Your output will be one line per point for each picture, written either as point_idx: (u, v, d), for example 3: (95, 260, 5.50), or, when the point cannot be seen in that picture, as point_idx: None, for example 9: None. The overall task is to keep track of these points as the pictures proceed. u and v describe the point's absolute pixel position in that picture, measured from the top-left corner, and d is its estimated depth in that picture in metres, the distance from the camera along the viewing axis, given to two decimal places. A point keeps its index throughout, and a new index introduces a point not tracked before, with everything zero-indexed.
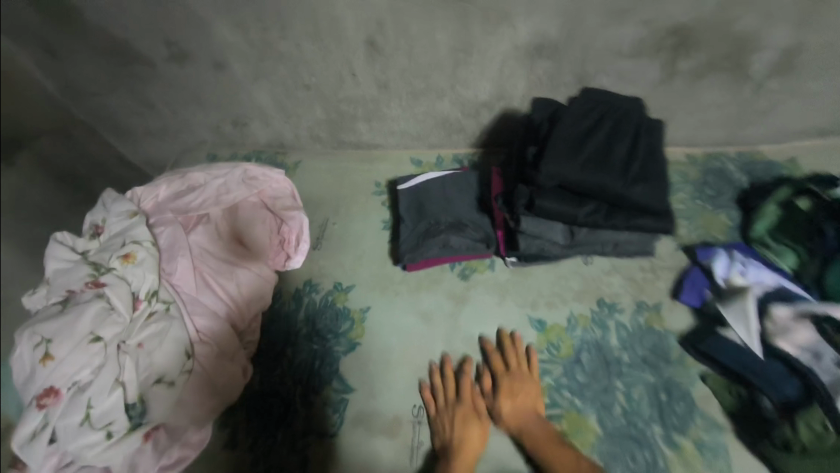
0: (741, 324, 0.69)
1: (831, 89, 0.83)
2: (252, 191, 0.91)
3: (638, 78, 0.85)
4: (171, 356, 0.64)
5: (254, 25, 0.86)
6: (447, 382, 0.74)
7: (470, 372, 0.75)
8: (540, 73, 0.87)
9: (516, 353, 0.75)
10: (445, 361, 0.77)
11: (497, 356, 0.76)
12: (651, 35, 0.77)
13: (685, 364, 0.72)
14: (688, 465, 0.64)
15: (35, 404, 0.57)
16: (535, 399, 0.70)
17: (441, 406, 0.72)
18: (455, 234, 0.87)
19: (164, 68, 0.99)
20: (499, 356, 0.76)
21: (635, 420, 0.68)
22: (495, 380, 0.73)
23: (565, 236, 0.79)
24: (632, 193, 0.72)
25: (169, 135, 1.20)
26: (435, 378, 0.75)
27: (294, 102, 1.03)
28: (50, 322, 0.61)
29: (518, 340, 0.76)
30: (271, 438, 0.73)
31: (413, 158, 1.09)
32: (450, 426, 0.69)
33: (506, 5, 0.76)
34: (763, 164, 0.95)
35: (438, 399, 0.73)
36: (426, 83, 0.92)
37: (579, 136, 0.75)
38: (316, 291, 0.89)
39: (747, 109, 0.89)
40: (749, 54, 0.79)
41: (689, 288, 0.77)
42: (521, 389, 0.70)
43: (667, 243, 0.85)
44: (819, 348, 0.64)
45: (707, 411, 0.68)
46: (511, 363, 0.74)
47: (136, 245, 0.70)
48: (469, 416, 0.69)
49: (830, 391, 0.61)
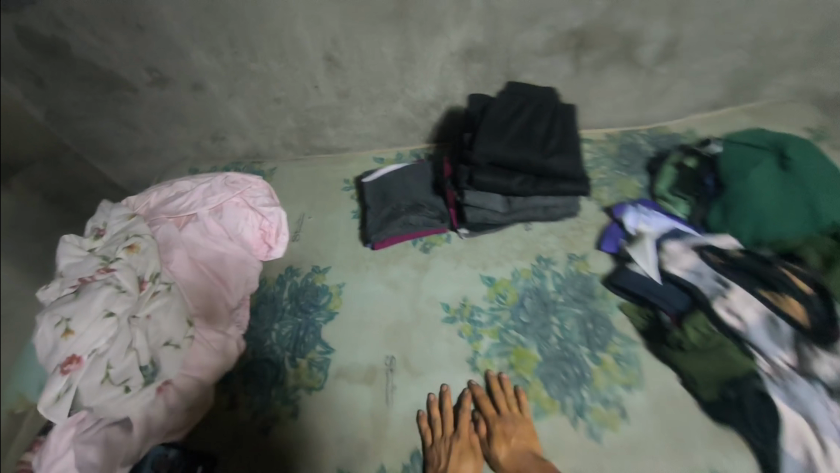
0: (643, 259, 0.85)
1: (707, 71, 1.02)
2: (235, 192, 1.03)
3: (554, 74, 1.02)
4: (175, 325, 0.77)
5: (227, 50, 1.00)
6: (444, 416, 0.77)
7: (468, 407, 0.78)
8: (474, 74, 1.03)
9: (505, 396, 0.78)
10: (443, 393, 0.80)
11: (488, 401, 0.78)
12: (556, 37, 0.95)
13: (606, 297, 0.88)
14: (609, 373, 0.80)
15: (59, 370, 0.68)
16: (529, 439, 0.73)
17: (437, 437, 0.75)
18: (413, 214, 1.01)
19: (147, 92, 1.12)
20: (490, 400, 0.78)
21: (567, 344, 0.84)
22: (488, 424, 0.76)
23: (503, 205, 0.95)
24: (551, 163, 0.88)
25: (152, 153, 1.31)
26: (432, 410, 0.79)
27: (267, 114, 1.16)
28: (67, 304, 0.72)
29: (507, 383, 0.79)
30: (267, 395, 0.85)
31: (376, 157, 1.23)
32: (443, 458, 0.72)
33: (437, 20, 0.92)
34: (667, 136, 1.11)
35: (434, 431, 0.76)
36: (380, 89, 1.07)
37: (505, 122, 0.92)
38: (297, 274, 1.01)
39: (647, 92, 1.07)
40: (637, 47, 0.97)
41: (607, 238, 0.94)
42: (515, 432, 0.73)
43: (590, 206, 1.02)
44: (702, 268, 0.80)
45: (622, 331, 0.84)
46: (503, 406, 0.77)
47: (137, 238, 0.83)
48: (464, 451, 0.73)
49: (709, 300, 0.77)
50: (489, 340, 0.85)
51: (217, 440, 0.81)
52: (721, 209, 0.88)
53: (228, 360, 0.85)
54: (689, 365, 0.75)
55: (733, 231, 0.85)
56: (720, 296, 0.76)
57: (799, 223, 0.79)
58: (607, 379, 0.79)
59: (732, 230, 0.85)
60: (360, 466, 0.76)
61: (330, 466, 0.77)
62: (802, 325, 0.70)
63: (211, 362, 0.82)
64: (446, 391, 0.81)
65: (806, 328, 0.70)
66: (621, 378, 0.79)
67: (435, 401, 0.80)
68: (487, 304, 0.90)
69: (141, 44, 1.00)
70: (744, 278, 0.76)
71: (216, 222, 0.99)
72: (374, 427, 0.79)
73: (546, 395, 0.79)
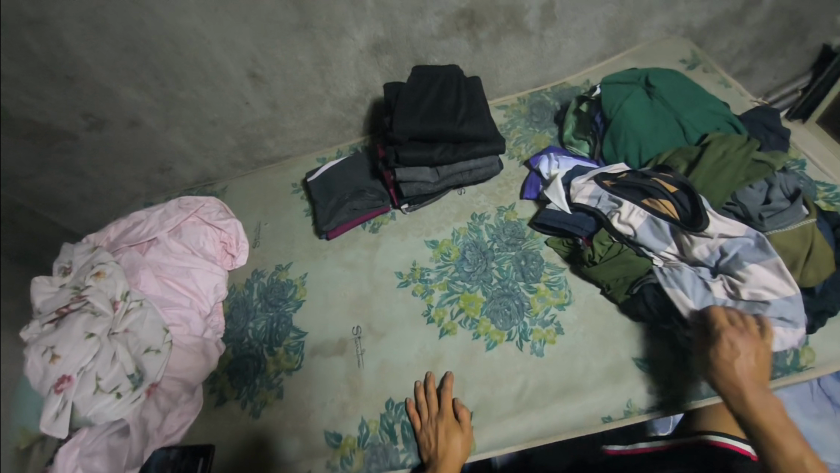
0: (555, 196, 0.96)
1: (589, 26, 1.15)
2: (189, 212, 1.11)
3: (457, 53, 1.13)
4: (152, 333, 0.88)
5: (154, 83, 1.08)
6: (430, 398, 0.84)
7: (450, 387, 0.85)
8: (387, 65, 1.13)
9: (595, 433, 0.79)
10: (428, 379, 0.87)
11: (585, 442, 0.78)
12: (447, 20, 1.05)
13: (534, 236, 1.00)
14: (544, 297, 0.92)
15: (54, 390, 0.79)
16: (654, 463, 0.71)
17: (425, 420, 0.83)
18: (357, 199, 1.10)
19: (87, 136, 1.15)
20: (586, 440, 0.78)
21: (507, 282, 0.95)
22: None
23: (433, 175, 1.04)
24: (462, 129, 1.00)
25: (104, 196, 1.34)
26: (419, 395, 0.85)
27: (206, 137, 1.24)
28: (51, 335, 0.83)
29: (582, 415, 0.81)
30: (253, 384, 0.94)
31: (318, 158, 1.31)
32: (433, 438, 0.80)
33: (339, 23, 1.02)
34: (569, 90, 1.24)
35: (422, 413, 0.83)
36: (305, 94, 1.16)
37: (416, 102, 1.04)
38: (263, 275, 1.09)
39: (544, 55, 1.19)
40: (522, 15, 1.07)
41: (528, 187, 1.06)
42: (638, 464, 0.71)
43: (512, 162, 1.13)
44: (600, 192, 0.91)
45: (551, 262, 0.96)
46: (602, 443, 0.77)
47: (103, 266, 0.94)
48: (451, 428, 0.80)
49: (608, 217, 0.89)
50: (439, 293, 0.96)
51: (213, 432, 0.91)
52: (611, 140, 1.01)
53: (209, 360, 0.95)
54: (601, 275, 0.87)
55: (625, 155, 0.99)
56: (614, 211, 0.88)
57: (672, 139, 0.96)
58: (543, 303, 0.91)
59: (624, 155, 0.99)
60: (343, 424, 0.86)
61: (318, 430, 0.87)
62: (677, 220, 0.82)
63: (192, 363, 0.93)
64: (430, 379, 0.87)
65: (676, 220, 0.82)
66: (554, 299, 0.91)
67: (422, 387, 0.87)
68: (434, 264, 1.00)
69: (73, 93, 1.04)
70: (631, 193, 0.88)
71: (177, 242, 1.06)
72: (350, 388, 0.89)
73: (494, 328, 0.90)
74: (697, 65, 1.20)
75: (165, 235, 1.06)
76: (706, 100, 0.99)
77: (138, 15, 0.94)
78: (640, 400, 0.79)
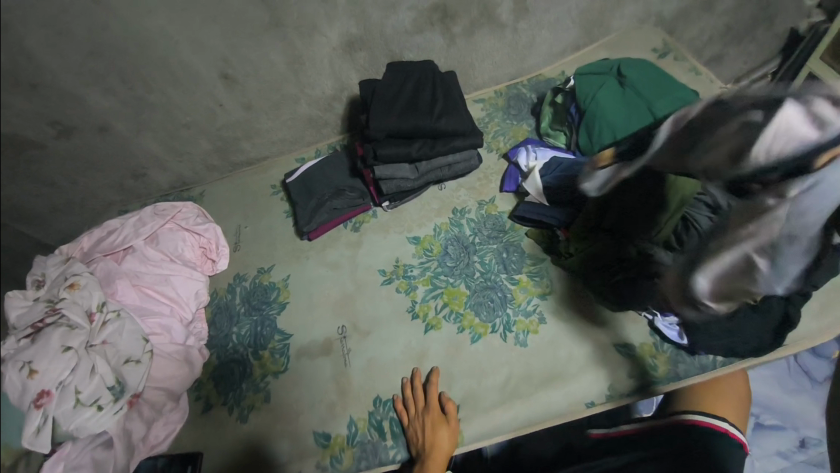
0: (533, 189, 0.98)
1: (561, 17, 1.16)
2: (166, 218, 1.09)
3: (432, 48, 1.13)
4: (132, 343, 0.87)
5: (122, 87, 1.05)
6: (416, 393, 0.85)
7: (436, 382, 0.85)
8: (362, 61, 1.12)
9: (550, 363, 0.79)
10: (414, 375, 0.87)
11: None
12: (420, 14, 1.05)
13: (515, 229, 1.01)
14: (526, 288, 0.93)
15: (34, 406, 0.75)
16: None
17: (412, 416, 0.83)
18: (337, 199, 1.09)
19: (55, 145, 1.10)
20: None
21: (489, 275, 0.96)
22: None
23: (412, 171, 1.04)
24: (438, 124, 1.00)
25: (77, 206, 1.30)
26: (406, 391, 0.86)
27: (180, 141, 1.21)
28: (25, 350, 0.79)
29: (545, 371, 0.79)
30: (239, 389, 0.93)
31: (297, 158, 1.29)
32: (420, 433, 0.81)
33: (311, 20, 1.00)
34: (545, 81, 1.25)
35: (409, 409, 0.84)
36: (280, 94, 1.14)
37: (392, 99, 1.04)
38: (245, 279, 1.08)
39: (519, 48, 1.19)
40: (495, 7, 1.08)
41: (507, 179, 1.07)
42: None
43: (491, 155, 1.14)
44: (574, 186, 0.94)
45: (532, 253, 0.97)
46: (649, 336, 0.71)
47: (77, 277, 0.92)
48: (438, 421, 0.81)
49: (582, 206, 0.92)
50: (423, 288, 0.97)
51: (200, 439, 0.90)
52: (586, 131, 1.03)
53: (193, 367, 0.94)
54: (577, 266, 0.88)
55: (600, 145, 0.99)
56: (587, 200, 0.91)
57: (645, 127, 0.97)
58: (525, 294, 0.92)
59: (599, 145, 1.00)
60: (332, 424, 0.86)
61: (306, 431, 0.87)
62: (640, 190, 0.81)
63: (175, 372, 0.92)
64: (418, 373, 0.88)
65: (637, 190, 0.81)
66: (535, 289, 0.93)
67: (408, 384, 0.87)
68: (417, 260, 1.01)
69: (38, 101, 1.00)
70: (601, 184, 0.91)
71: (154, 249, 1.04)
72: (338, 388, 0.90)
73: (478, 321, 0.91)
74: (667, 53, 1.23)
75: (141, 243, 1.04)
76: (676, 89, 1.01)
77: (102, 17, 0.91)
78: (620, 383, 0.82)
